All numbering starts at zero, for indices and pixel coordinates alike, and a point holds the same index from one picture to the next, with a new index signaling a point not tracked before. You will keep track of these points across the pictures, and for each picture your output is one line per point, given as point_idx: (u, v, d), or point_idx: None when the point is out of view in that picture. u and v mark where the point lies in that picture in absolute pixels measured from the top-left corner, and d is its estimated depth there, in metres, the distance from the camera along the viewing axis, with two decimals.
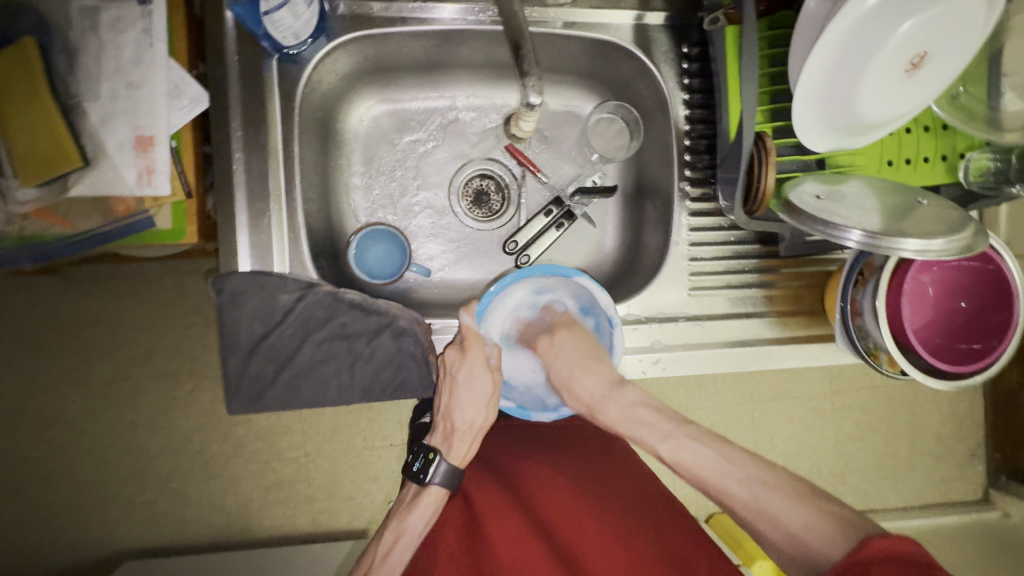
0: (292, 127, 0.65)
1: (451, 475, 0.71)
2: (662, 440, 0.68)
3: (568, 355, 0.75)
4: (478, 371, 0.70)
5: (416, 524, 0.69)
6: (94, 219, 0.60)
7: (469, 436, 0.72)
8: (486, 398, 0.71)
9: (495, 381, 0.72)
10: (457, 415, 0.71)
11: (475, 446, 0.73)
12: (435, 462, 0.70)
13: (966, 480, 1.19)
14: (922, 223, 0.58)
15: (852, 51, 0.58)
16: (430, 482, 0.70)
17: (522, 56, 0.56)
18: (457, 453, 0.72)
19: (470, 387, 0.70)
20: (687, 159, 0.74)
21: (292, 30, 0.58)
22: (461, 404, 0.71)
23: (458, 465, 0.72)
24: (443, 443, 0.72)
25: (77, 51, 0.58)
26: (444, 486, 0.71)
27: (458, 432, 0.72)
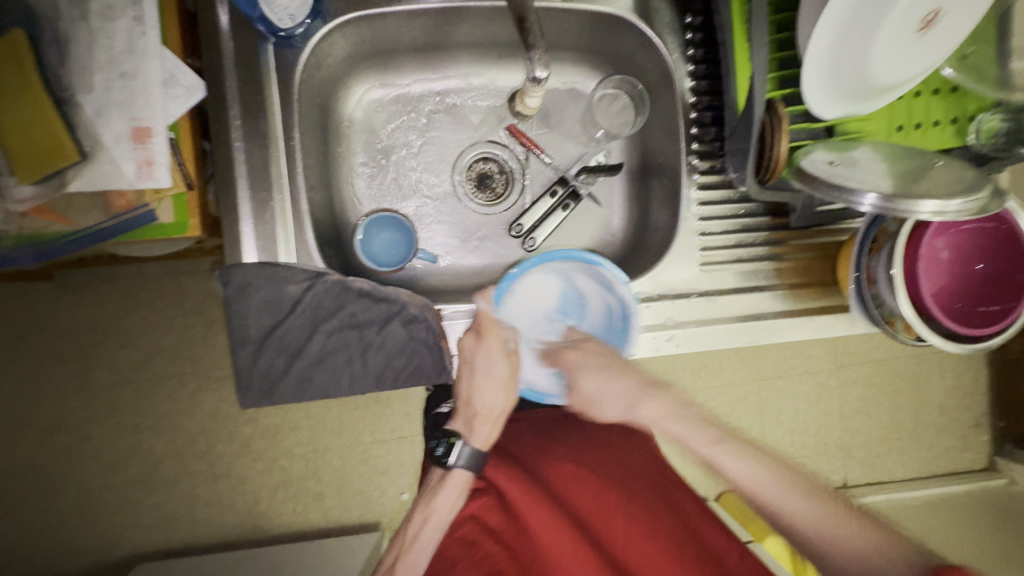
0: (291, 114, 0.63)
1: (474, 458, 0.73)
2: (711, 444, 0.63)
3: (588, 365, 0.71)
4: (495, 355, 0.72)
5: (443, 505, 0.71)
6: (95, 215, 0.59)
7: (491, 420, 0.75)
8: (503, 380, 0.73)
9: (511, 362, 0.74)
10: (478, 400, 0.75)
11: (497, 431, 0.75)
12: (458, 444, 0.72)
13: (972, 449, 1.20)
14: (939, 185, 0.58)
15: (863, 11, 0.56)
16: (453, 465, 0.72)
17: (526, 30, 0.54)
18: (480, 436, 0.74)
19: (488, 370, 0.73)
20: (694, 132, 0.72)
21: (289, 12, 0.58)
22: (480, 388, 0.74)
23: (481, 448, 0.74)
24: (465, 427, 0.75)
25: (67, 41, 0.56)
26: (467, 469, 0.72)
27: (479, 416, 0.75)
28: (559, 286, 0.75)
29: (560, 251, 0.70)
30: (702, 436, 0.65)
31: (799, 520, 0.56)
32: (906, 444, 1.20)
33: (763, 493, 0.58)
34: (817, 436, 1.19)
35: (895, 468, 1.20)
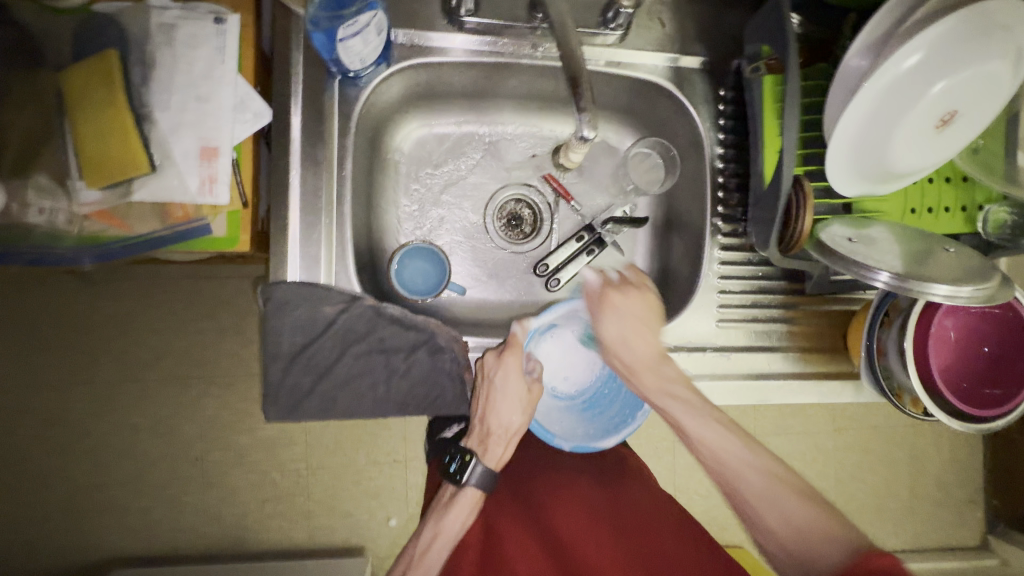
0: (347, 145, 0.67)
1: (488, 478, 0.71)
2: (705, 423, 0.66)
3: (627, 316, 0.71)
4: (515, 379, 0.70)
5: (452, 525, 0.70)
6: (151, 224, 0.62)
7: (504, 441, 0.72)
8: (520, 405, 0.70)
9: (529, 391, 0.71)
10: (494, 420, 0.71)
11: (510, 450, 0.73)
12: (471, 463, 0.70)
13: (965, 526, 1.25)
14: (949, 269, 0.61)
15: (889, 106, 0.61)
16: (465, 483, 0.70)
17: (579, 94, 0.59)
18: (492, 456, 0.72)
19: (506, 393, 0.69)
20: (720, 196, 0.77)
21: (361, 57, 0.62)
22: (497, 409, 0.71)
23: (494, 467, 0.73)
24: (478, 446, 0.72)
25: (152, 63, 0.61)
26: (479, 488, 0.71)
27: (494, 435, 0.72)
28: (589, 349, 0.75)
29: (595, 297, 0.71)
30: (698, 410, 0.67)
31: (787, 513, 0.60)
32: (897, 511, 1.25)
33: (731, 459, 0.64)
34: None
35: (887, 537, 1.25)
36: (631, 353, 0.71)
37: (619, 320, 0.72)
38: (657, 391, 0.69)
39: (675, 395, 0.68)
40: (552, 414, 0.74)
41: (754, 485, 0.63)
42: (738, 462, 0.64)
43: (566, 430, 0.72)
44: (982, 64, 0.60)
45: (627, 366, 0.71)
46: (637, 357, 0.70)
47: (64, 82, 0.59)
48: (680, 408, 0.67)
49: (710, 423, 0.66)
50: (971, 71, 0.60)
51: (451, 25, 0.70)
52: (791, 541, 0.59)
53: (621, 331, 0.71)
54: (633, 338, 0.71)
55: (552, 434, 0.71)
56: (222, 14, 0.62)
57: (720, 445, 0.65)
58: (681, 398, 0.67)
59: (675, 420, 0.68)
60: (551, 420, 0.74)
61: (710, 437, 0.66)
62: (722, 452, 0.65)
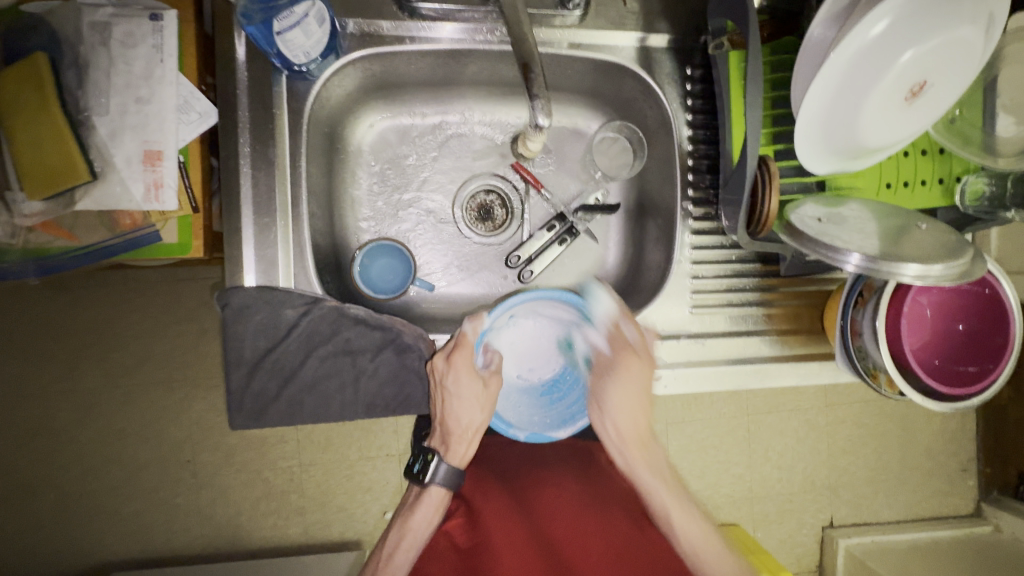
0: (300, 141, 0.65)
1: (452, 476, 0.69)
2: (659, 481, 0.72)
3: (626, 395, 0.71)
4: (467, 379, 0.67)
5: (421, 523, 0.69)
6: (100, 233, 0.60)
7: (466, 440, 0.69)
8: (477, 401, 0.68)
9: (486, 386, 0.68)
10: (453, 420, 0.69)
11: (474, 448, 0.71)
12: (434, 463, 0.69)
13: (958, 495, 1.26)
14: (921, 247, 0.59)
15: (855, 79, 0.59)
16: (429, 483, 0.69)
17: (530, 78, 0.57)
18: (456, 454, 0.70)
19: (460, 393, 0.67)
20: (690, 179, 0.75)
21: (304, 49, 0.59)
22: (454, 410, 0.68)
23: (458, 466, 0.70)
24: (441, 446, 0.70)
25: (87, 65, 0.58)
26: (443, 486, 0.69)
27: (454, 435, 0.69)
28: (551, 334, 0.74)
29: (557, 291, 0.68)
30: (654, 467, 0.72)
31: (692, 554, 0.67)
32: (890, 483, 1.26)
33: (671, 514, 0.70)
34: (804, 473, 1.24)
35: (880, 509, 1.26)
36: (619, 416, 0.72)
37: (617, 393, 0.71)
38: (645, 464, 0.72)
39: (656, 465, 0.72)
40: (510, 399, 0.73)
41: (694, 543, 0.68)
42: (665, 497, 0.70)
43: (522, 417, 0.71)
44: (951, 31, 0.58)
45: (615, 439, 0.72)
46: (632, 436, 0.72)
47: None
48: (639, 464, 0.72)
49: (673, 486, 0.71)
50: (939, 39, 0.58)
51: (402, 12, 0.67)
52: None
53: (619, 404, 0.72)
54: (627, 405, 0.71)
55: (508, 424, 0.69)
56: (157, 10, 0.59)
57: (667, 504, 0.70)
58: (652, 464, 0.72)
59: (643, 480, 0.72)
60: (509, 405, 0.72)
61: (670, 505, 0.70)
62: (671, 507, 0.70)
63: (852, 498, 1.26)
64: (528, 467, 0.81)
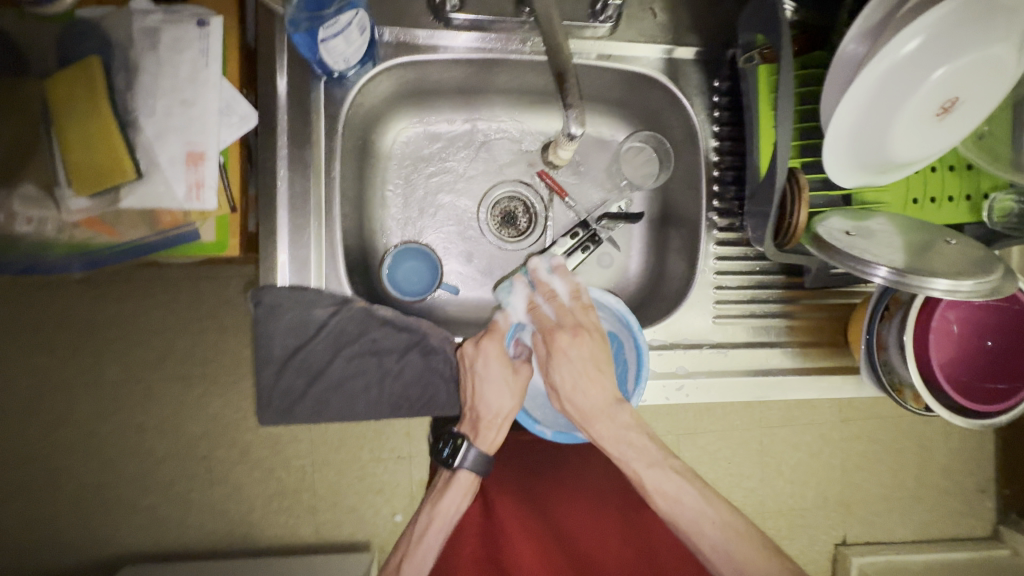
0: (335, 145, 0.67)
1: (481, 462, 0.69)
2: (645, 468, 0.68)
3: (576, 362, 0.69)
4: (496, 365, 0.68)
5: (450, 507, 0.69)
6: (142, 230, 0.62)
7: (495, 426, 0.69)
8: (507, 387, 0.69)
9: (515, 373, 0.69)
10: (482, 405, 0.69)
11: (503, 434, 0.70)
12: (463, 447, 0.69)
13: (976, 516, 1.24)
14: (950, 262, 0.59)
15: (886, 95, 0.59)
16: (457, 467, 0.69)
17: (565, 89, 0.58)
18: (485, 440, 0.69)
19: (491, 378, 0.68)
20: (715, 190, 0.75)
21: (344, 56, 0.60)
22: (484, 395, 0.69)
23: (487, 452, 0.70)
24: (471, 431, 0.70)
25: (136, 68, 0.61)
26: (472, 471, 0.69)
27: (484, 421, 0.69)
28: None
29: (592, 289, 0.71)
30: (641, 457, 0.68)
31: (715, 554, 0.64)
32: (906, 502, 1.24)
33: (681, 513, 0.66)
34: (817, 488, 1.23)
35: (895, 528, 1.24)
36: (584, 401, 0.69)
37: (570, 367, 0.69)
38: (611, 437, 0.68)
39: (628, 444, 0.68)
40: (537, 400, 0.74)
41: (713, 540, 0.64)
42: (678, 492, 0.66)
43: (548, 417, 0.74)
44: (984, 49, 0.58)
45: (578, 409, 0.69)
46: (591, 404, 0.68)
47: (49, 89, 0.59)
48: (632, 455, 0.68)
49: (665, 472, 0.67)
50: (972, 57, 0.58)
51: (438, 22, 0.69)
52: None
53: (572, 376, 0.69)
54: (582, 384, 0.69)
55: (535, 421, 0.71)
56: (205, 16, 0.62)
57: (676, 496, 0.66)
58: (636, 446, 0.68)
59: (630, 467, 0.68)
60: (535, 404, 0.74)
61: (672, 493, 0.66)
62: (671, 498, 0.66)
63: (865, 515, 1.24)
64: (551, 467, 0.80)
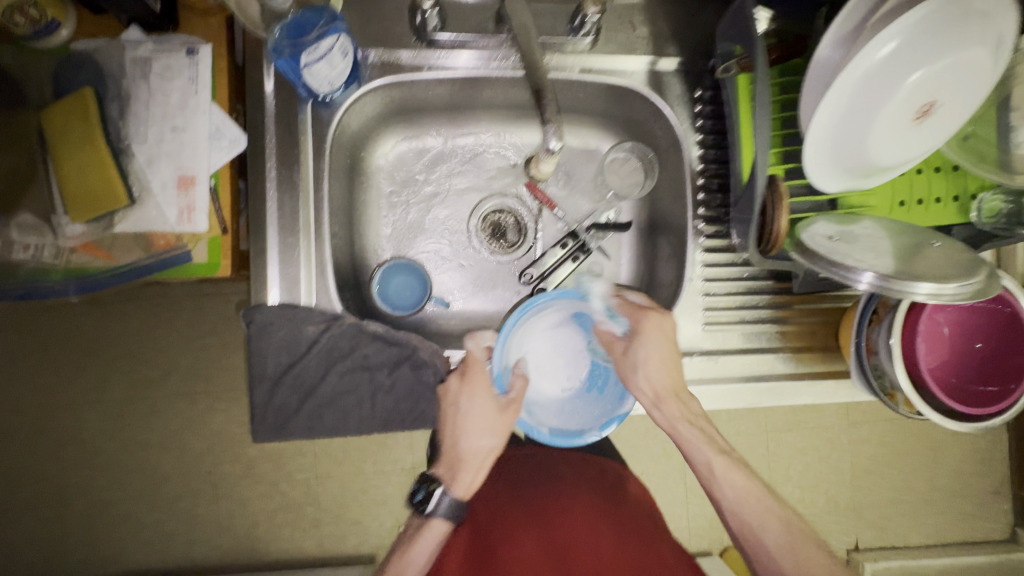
0: (323, 165, 0.68)
1: (455, 508, 0.70)
2: (716, 457, 0.69)
3: (647, 348, 0.69)
4: (481, 400, 0.68)
5: (427, 544, 0.70)
6: (135, 253, 0.64)
7: (474, 467, 0.70)
8: (487, 429, 0.68)
9: (500, 411, 0.68)
10: (464, 445, 0.70)
11: (480, 478, 0.71)
12: (436, 492, 0.70)
13: (991, 519, 1.22)
14: (934, 266, 0.59)
15: (863, 100, 0.60)
16: (430, 514, 0.69)
17: (542, 105, 0.59)
18: (461, 484, 0.70)
19: (472, 417, 0.68)
20: (701, 198, 0.76)
21: (328, 80, 0.62)
22: (464, 434, 0.69)
23: (463, 496, 0.70)
24: (448, 474, 0.71)
25: (129, 97, 0.63)
26: (445, 519, 0.70)
27: (464, 462, 0.70)
28: (564, 342, 0.74)
29: (548, 293, 0.70)
30: (708, 449, 0.69)
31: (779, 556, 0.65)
32: (918, 505, 1.22)
33: (747, 509, 0.67)
34: (825, 492, 1.22)
35: (908, 532, 1.22)
36: (654, 383, 0.69)
37: (644, 352, 0.68)
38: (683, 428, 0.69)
39: (697, 436, 0.69)
40: (565, 411, 0.71)
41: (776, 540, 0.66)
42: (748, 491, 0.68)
43: (586, 420, 0.70)
44: (960, 52, 0.58)
45: (649, 398, 0.69)
46: (660, 385, 0.69)
47: (45, 120, 0.61)
48: (703, 446, 0.69)
49: (731, 470, 0.69)
50: (948, 60, 0.58)
51: (420, 42, 0.70)
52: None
53: (645, 359, 0.69)
54: (657, 371, 0.69)
55: (579, 433, 0.68)
56: (194, 45, 0.64)
57: (740, 489, 0.68)
58: (709, 443, 0.69)
59: (695, 458, 0.70)
60: (568, 414, 0.71)
61: (732, 486, 0.68)
62: (734, 489, 0.68)
63: (877, 520, 1.22)
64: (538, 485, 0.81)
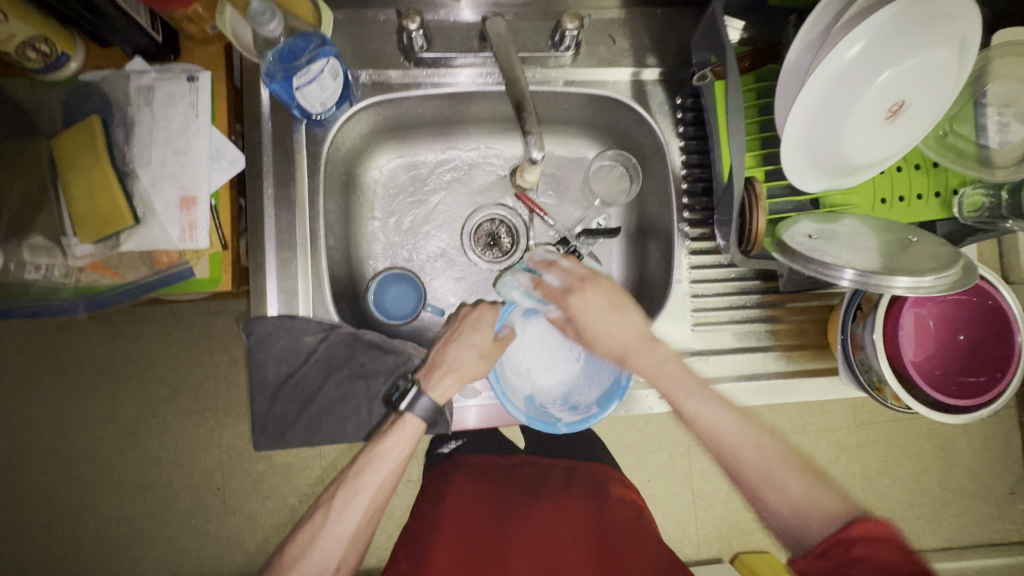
0: (318, 181, 0.71)
1: (430, 410, 0.68)
2: (686, 396, 0.67)
3: (596, 309, 0.72)
4: (484, 327, 0.73)
5: (391, 447, 0.68)
6: (141, 271, 0.67)
7: (452, 373, 0.69)
8: (481, 352, 0.71)
9: (496, 342, 0.72)
10: (450, 355, 0.71)
11: (457, 386, 0.69)
12: (414, 390, 0.68)
13: (1007, 519, 1.20)
14: (912, 260, 0.60)
15: (835, 100, 0.61)
16: (404, 410, 0.68)
17: (523, 116, 0.62)
18: (437, 387, 0.69)
19: (473, 336, 0.72)
20: (686, 202, 0.77)
21: (321, 100, 0.66)
22: (458, 347, 0.71)
23: (435, 399, 0.68)
24: (424, 377, 0.70)
25: (134, 124, 0.67)
26: (419, 418, 0.68)
27: (443, 368, 0.70)
28: (548, 338, 0.78)
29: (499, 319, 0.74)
30: (682, 386, 0.68)
31: (762, 486, 0.65)
32: (931, 507, 1.21)
33: (727, 438, 0.66)
34: None
35: (923, 534, 1.20)
36: (614, 340, 0.72)
37: (591, 313, 0.72)
38: (649, 369, 0.70)
39: (667, 373, 0.69)
40: (594, 377, 0.75)
41: (758, 467, 0.65)
42: (720, 422, 0.67)
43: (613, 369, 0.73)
44: (927, 52, 0.60)
45: (614, 352, 0.71)
46: (621, 339, 0.71)
47: (55, 148, 0.64)
48: (673, 385, 0.68)
49: (705, 399, 0.67)
50: (915, 60, 0.60)
51: (408, 61, 0.73)
52: (793, 522, 0.62)
53: (601, 319, 0.72)
54: (610, 326, 0.72)
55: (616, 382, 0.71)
56: (193, 72, 0.67)
57: (718, 423, 0.67)
58: (675, 375, 0.68)
59: (670, 398, 0.68)
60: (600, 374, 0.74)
61: (709, 422, 0.67)
62: (708, 422, 0.67)
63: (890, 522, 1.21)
64: (524, 494, 0.86)
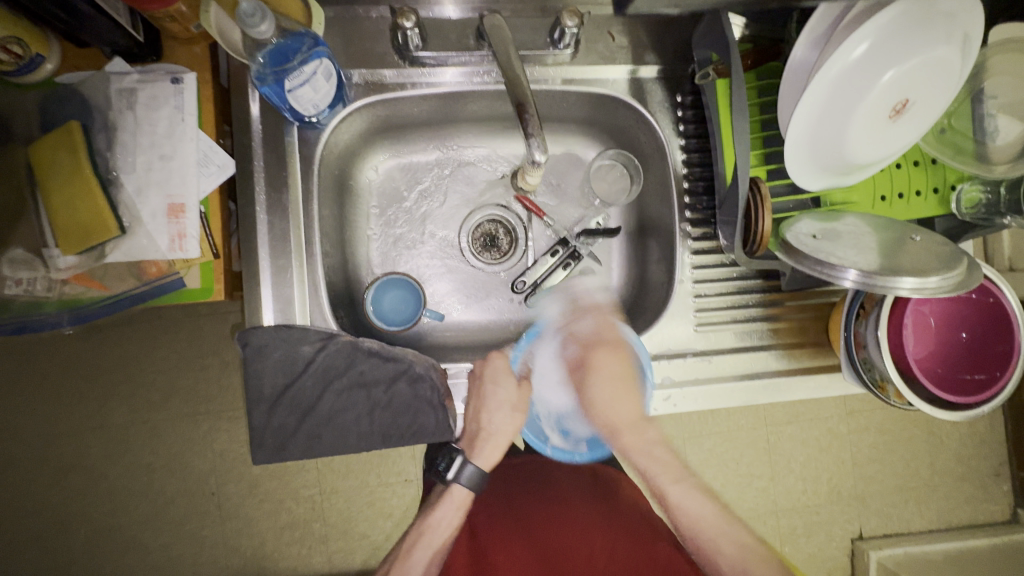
0: (312, 185, 0.69)
1: (476, 479, 0.75)
2: (670, 482, 0.74)
3: (609, 377, 0.74)
4: (504, 378, 0.73)
5: (441, 521, 0.76)
6: (128, 282, 0.65)
7: (493, 441, 0.75)
8: (510, 406, 0.74)
9: (519, 387, 0.75)
10: (484, 417, 0.74)
11: (498, 452, 0.76)
12: (458, 464, 0.74)
13: (993, 500, 1.23)
14: (916, 260, 0.60)
15: (840, 98, 0.61)
16: (452, 480, 0.75)
17: (525, 119, 0.60)
18: (481, 456, 0.75)
19: (497, 392, 0.73)
20: (687, 202, 0.77)
21: (313, 102, 0.63)
22: (487, 405, 0.73)
23: (483, 469, 0.76)
24: (467, 446, 0.76)
25: (116, 128, 0.64)
26: (466, 487, 0.75)
27: (483, 436, 0.75)
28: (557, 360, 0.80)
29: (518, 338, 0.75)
30: (666, 473, 0.75)
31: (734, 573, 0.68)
32: (921, 491, 1.23)
33: (704, 528, 0.71)
34: (829, 483, 1.22)
35: (913, 518, 1.23)
36: (614, 413, 0.74)
37: (605, 381, 0.74)
38: (638, 449, 0.75)
39: (652, 454, 0.76)
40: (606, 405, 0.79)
41: (731, 562, 0.68)
42: (700, 509, 0.72)
43: None
44: (930, 50, 0.60)
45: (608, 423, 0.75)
46: (624, 416, 0.74)
47: (32, 155, 0.61)
48: (657, 469, 0.75)
49: (688, 489, 0.74)
50: (919, 59, 0.60)
51: (403, 60, 0.71)
52: None
53: (607, 396, 0.75)
54: (617, 398, 0.74)
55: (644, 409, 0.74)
56: (178, 73, 0.64)
57: (697, 513, 0.72)
58: (660, 462, 0.75)
59: (656, 481, 0.75)
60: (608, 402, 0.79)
61: (688, 508, 0.73)
62: (685, 506, 0.73)
63: (881, 508, 1.23)
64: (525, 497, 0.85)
